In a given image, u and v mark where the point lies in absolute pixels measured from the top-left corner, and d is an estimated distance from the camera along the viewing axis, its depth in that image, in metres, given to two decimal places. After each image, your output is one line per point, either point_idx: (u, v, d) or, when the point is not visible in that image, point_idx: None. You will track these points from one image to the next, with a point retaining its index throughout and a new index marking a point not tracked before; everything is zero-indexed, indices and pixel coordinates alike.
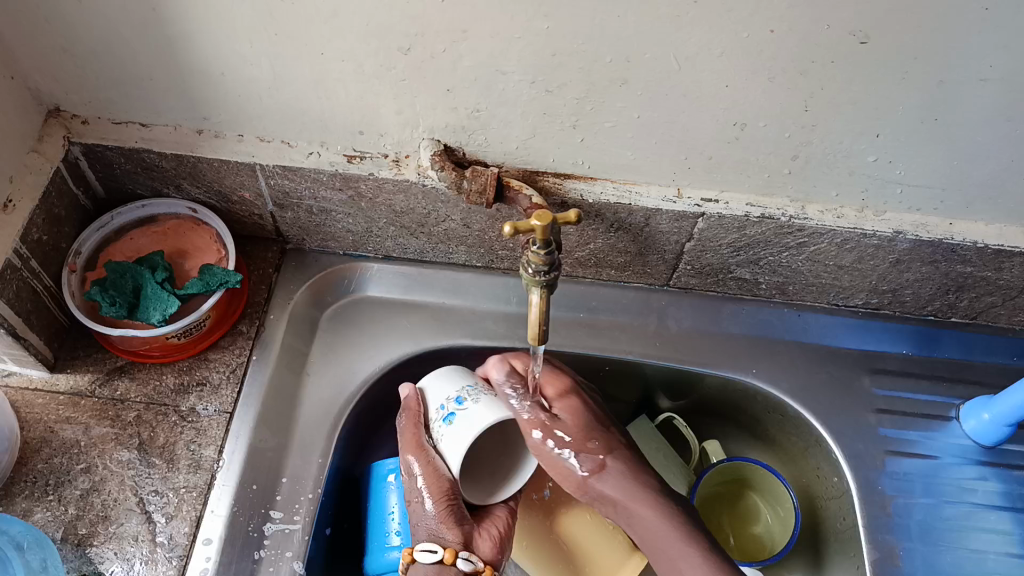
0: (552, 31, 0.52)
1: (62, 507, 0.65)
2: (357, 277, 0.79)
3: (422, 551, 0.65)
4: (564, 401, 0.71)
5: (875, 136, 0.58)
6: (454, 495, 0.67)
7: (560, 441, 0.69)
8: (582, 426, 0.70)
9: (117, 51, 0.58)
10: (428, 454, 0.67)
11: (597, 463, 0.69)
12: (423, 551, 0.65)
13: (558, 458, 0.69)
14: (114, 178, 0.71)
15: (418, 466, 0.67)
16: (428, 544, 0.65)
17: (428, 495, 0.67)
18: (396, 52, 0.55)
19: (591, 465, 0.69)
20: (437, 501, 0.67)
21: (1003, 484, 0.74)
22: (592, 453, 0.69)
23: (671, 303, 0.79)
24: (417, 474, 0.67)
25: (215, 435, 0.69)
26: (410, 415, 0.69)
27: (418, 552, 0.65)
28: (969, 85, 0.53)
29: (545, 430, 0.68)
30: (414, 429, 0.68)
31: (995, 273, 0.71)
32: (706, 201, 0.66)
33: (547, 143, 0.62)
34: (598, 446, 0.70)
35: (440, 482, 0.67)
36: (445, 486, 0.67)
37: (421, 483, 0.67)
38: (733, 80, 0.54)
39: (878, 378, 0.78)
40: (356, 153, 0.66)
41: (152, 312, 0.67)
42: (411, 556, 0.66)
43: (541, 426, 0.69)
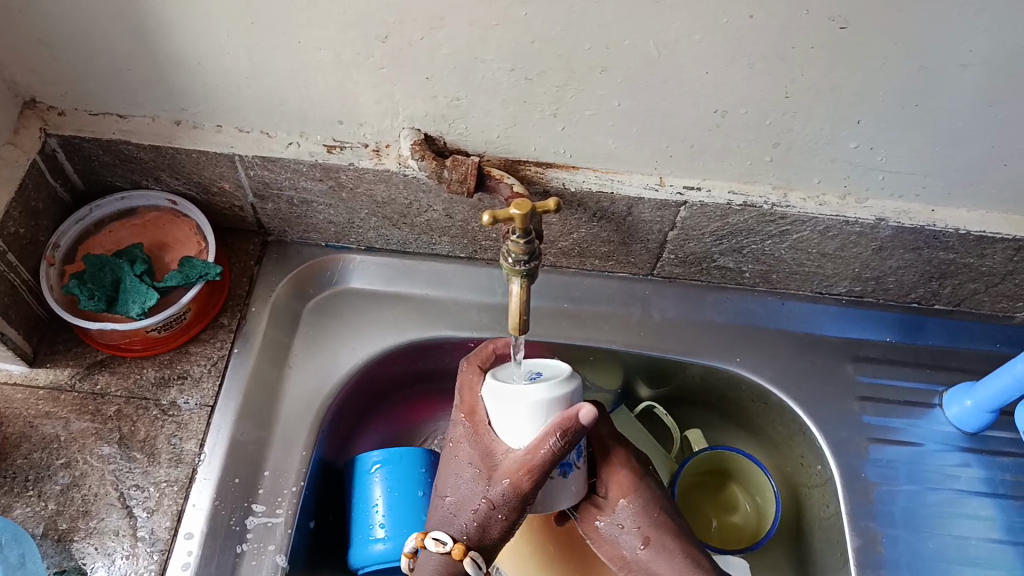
0: (530, 18, 0.52)
1: (42, 502, 0.64)
2: (340, 269, 0.78)
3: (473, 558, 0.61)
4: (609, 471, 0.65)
5: (855, 123, 0.58)
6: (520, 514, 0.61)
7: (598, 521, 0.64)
8: (620, 505, 0.64)
9: (92, 41, 0.57)
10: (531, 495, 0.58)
11: (643, 546, 0.63)
12: (472, 561, 0.61)
13: (599, 538, 0.65)
14: (92, 170, 0.70)
15: (517, 501, 0.59)
16: (480, 558, 0.61)
17: (508, 516, 0.60)
18: (373, 40, 0.55)
19: (636, 544, 0.64)
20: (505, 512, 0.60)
21: (985, 470, 0.74)
22: (634, 533, 0.64)
23: (656, 292, 0.79)
24: (509, 499, 0.59)
25: (197, 428, 0.68)
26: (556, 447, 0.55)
27: (469, 562, 0.60)
28: (947, 70, 0.53)
29: (583, 512, 0.65)
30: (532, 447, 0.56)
31: (978, 260, 0.71)
32: (688, 189, 0.66)
33: (528, 132, 0.62)
34: (638, 528, 0.64)
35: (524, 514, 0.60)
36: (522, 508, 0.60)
37: (505, 512, 0.60)
38: (713, 67, 0.54)
39: (862, 366, 0.78)
40: (336, 143, 0.65)
41: (132, 304, 0.67)
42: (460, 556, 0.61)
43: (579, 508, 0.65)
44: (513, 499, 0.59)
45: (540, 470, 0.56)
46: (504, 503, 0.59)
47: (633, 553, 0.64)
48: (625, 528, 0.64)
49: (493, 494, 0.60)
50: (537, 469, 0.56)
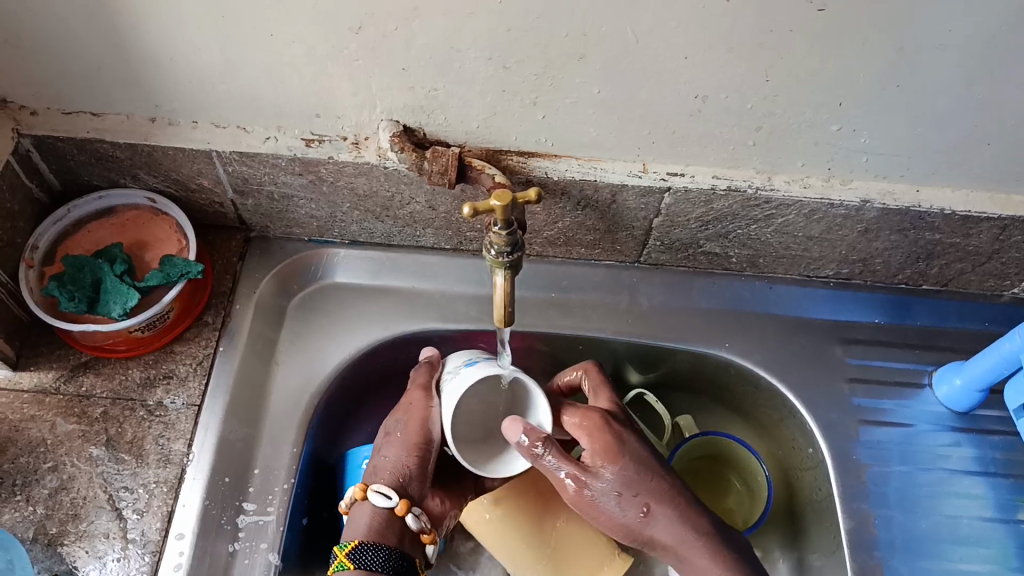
0: (505, 7, 0.51)
1: (30, 507, 0.64)
2: (324, 263, 0.78)
3: (376, 491, 0.62)
4: (598, 442, 0.63)
5: (838, 105, 0.58)
6: (423, 446, 0.65)
7: (591, 492, 0.62)
8: (615, 475, 0.63)
9: (62, 40, 0.56)
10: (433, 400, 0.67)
11: (643, 514, 0.63)
12: (376, 492, 0.62)
13: (594, 505, 0.63)
14: (68, 170, 0.69)
15: (416, 406, 0.67)
16: (383, 487, 0.62)
17: (408, 428, 0.66)
18: (347, 33, 0.54)
19: (636, 514, 0.63)
20: (405, 438, 0.65)
21: (976, 448, 0.74)
22: (633, 504, 0.63)
23: (643, 280, 0.79)
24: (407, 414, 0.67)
25: (184, 428, 0.68)
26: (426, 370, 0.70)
27: (371, 492, 0.62)
28: (930, 50, 0.52)
29: (576, 483, 0.62)
30: (425, 376, 0.69)
31: (964, 239, 0.71)
32: (672, 175, 0.65)
33: (509, 122, 0.61)
34: (637, 497, 0.63)
35: (428, 426, 0.66)
36: (418, 430, 0.66)
37: (402, 429, 0.66)
38: (693, 52, 0.54)
39: (850, 348, 0.78)
40: (315, 137, 0.65)
41: (112, 305, 0.66)
42: (364, 494, 0.62)
43: (570, 480, 0.62)
44: (410, 410, 0.67)
45: (422, 384, 0.68)
46: (404, 418, 0.67)
47: (635, 521, 0.63)
48: (623, 496, 0.63)
49: (395, 420, 0.67)
50: (421, 381, 0.69)
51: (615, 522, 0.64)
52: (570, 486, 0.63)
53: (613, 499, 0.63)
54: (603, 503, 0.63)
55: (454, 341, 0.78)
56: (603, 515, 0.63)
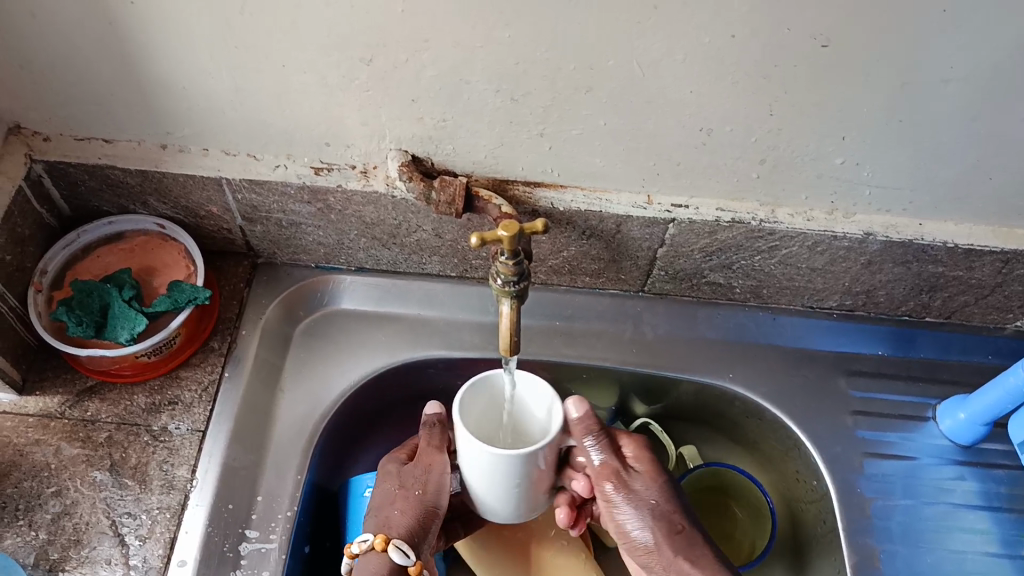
0: (513, 40, 0.52)
1: (33, 532, 0.64)
2: (330, 290, 0.78)
3: (395, 549, 0.62)
4: (640, 453, 0.67)
5: (841, 139, 0.58)
6: (436, 507, 0.66)
7: (627, 495, 0.64)
8: (653, 486, 0.65)
9: (78, 68, 0.57)
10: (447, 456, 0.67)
11: (671, 532, 0.64)
12: (397, 548, 0.62)
13: (625, 513, 0.64)
14: (78, 196, 0.70)
15: (436, 464, 0.66)
16: (404, 544, 0.63)
17: (425, 488, 0.66)
18: (358, 63, 0.55)
19: (659, 533, 0.64)
20: (421, 494, 0.66)
21: (980, 483, 0.74)
22: (661, 522, 0.64)
23: (647, 309, 0.79)
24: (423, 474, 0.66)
25: (188, 454, 0.68)
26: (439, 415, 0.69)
27: (394, 547, 0.62)
28: (930, 86, 0.53)
29: (616, 482, 0.64)
30: (440, 429, 0.68)
31: (967, 272, 0.71)
32: (677, 206, 0.66)
33: (515, 152, 0.62)
34: (669, 513, 0.64)
35: (443, 489, 0.66)
36: (436, 489, 0.66)
37: (421, 486, 0.66)
38: (698, 86, 0.54)
39: (854, 380, 0.78)
40: (323, 165, 0.65)
41: (120, 330, 0.66)
42: (384, 546, 0.62)
43: (610, 478, 0.64)
44: (430, 467, 0.67)
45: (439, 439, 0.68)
46: (420, 476, 0.66)
47: (664, 537, 0.63)
48: (653, 507, 0.64)
49: (411, 473, 0.67)
50: (440, 436, 0.68)
51: (634, 536, 0.64)
52: (609, 486, 0.64)
53: (643, 510, 0.64)
54: (630, 513, 0.64)
55: (458, 369, 0.78)
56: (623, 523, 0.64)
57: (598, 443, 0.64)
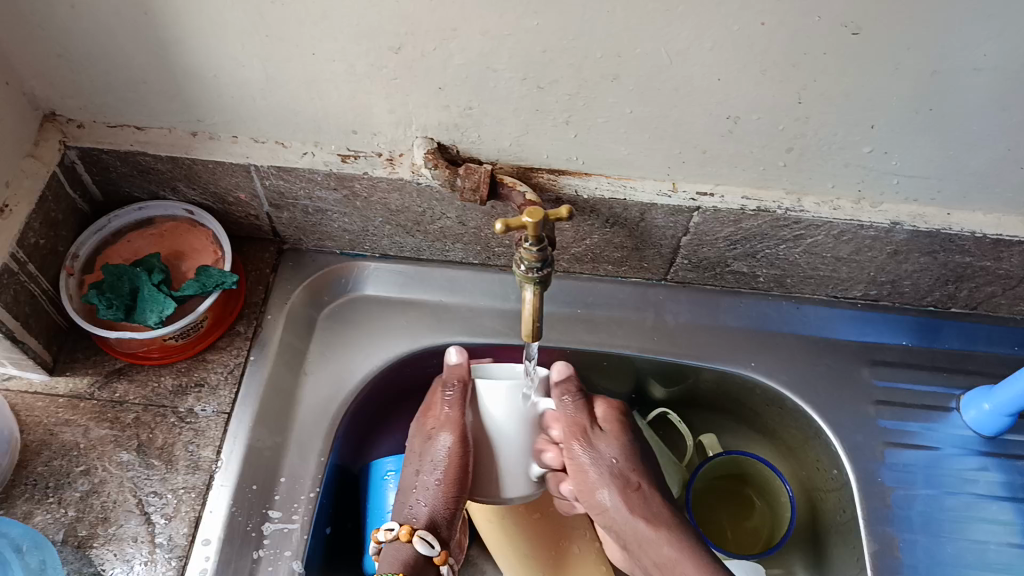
0: (542, 28, 0.52)
1: (62, 509, 0.65)
2: (354, 276, 0.79)
3: (422, 540, 0.65)
4: (608, 419, 0.72)
5: (869, 128, 0.58)
6: (462, 491, 0.67)
7: (590, 453, 0.69)
8: (615, 448, 0.70)
9: (109, 54, 0.58)
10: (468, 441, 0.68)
11: (630, 492, 0.68)
12: (422, 540, 0.65)
13: (585, 472, 0.69)
14: (110, 181, 0.71)
15: (455, 451, 0.67)
16: (430, 535, 0.65)
17: (449, 476, 0.67)
18: (386, 51, 0.55)
19: (619, 491, 0.68)
20: (445, 482, 0.67)
21: (1004, 474, 0.74)
22: (621, 480, 0.69)
23: (670, 297, 0.79)
24: (448, 458, 0.67)
25: (213, 436, 0.69)
26: (461, 390, 0.69)
27: (418, 541, 0.65)
28: (962, 75, 0.53)
29: (581, 439, 0.70)
30: (458, 412, 0.69)
31: (995, 263, 0.70)
32: (701, 195, 0.66)
33: (540, 140, 0.62)
34: (629, 474, 0.69)
35: (465, 475, 0.67)
36: (461, 475, 0.67)
37: (444, 475, 0.67)
38: (725, 74, 0.54)
39: (877, 370, 0.78)
40: (350, 152, 0.66)
41: (149, 313, 0.67)
42: (410, 538, 0.65)
43: (576, 436, 0.70)
44: (448, 455, 0.67)
45: (456, 422, 0.69)
46: (443, 462, 0.67)
47: (623, 496, 0.68)
48: (611, 467, 0.69)
49: (432, 462, 0.68)
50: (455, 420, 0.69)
51: (592, 494, 0.69)
52: (576, 445, 0.69)
53: (602, 468, 0.69)
54: (591, 470, 0.69)
55: (480, 355, 0.78)
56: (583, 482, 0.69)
57: (569, 399, 0.71)
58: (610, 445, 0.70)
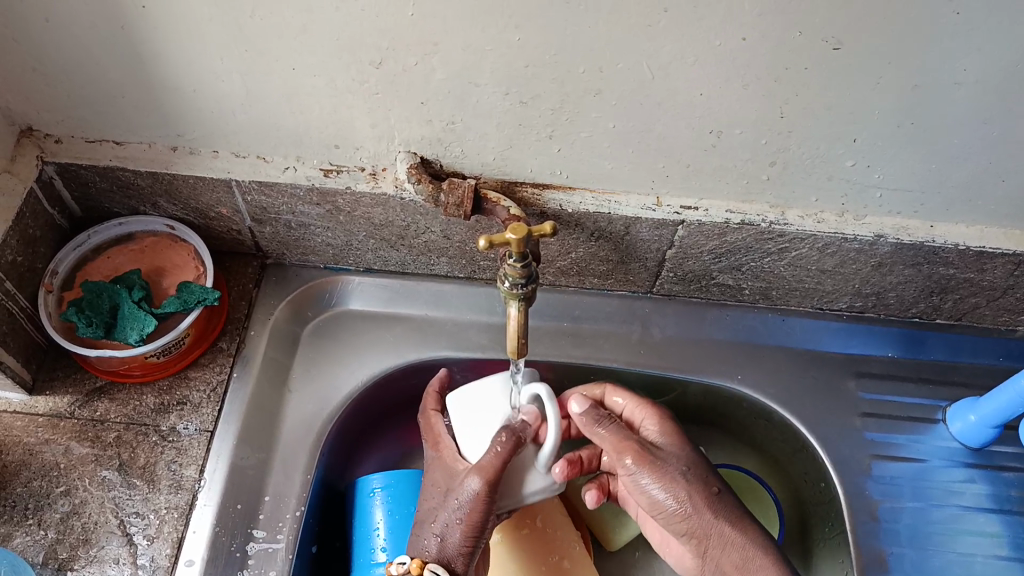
0: (524, 43, 0.52)
1: (42, 531, 0.64)
2: (338, 290, 0.78)
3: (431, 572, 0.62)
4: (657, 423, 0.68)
5: (852, 141, 0.58)
6: (484, 534, 0.64)
7: (648, 468, 0.64)
8: (679, 453, 0.66)
9: (88, 70, 0.58)
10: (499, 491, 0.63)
11: (705, 497, 0.64)
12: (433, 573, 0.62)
13: (652, 484, 0.64)
14: (89, 197, 0.70)
15: (484, 496, 0.63)
16: (440, 568, 0.62)
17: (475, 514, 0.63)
18: (368, 66, 0.55)
19: (690, 497, 0.64)
20: (468, 523, 0.63)
21: (990, 486, 0.74)
22: (690, 487, 0.64)
23: (655, 310, 0.79)
24: (475, 503, 0.63)
25: (196, 454, 0.68)
26: (512, 442, 0.64)
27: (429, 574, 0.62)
28: (944, 89, 0.53)
29: (638, 456, 0.65)
30: (501, 459, 0.63)
31: (978, 274, 0.71)
32: (686, 208, 0.66)
33: (524, 154, 0.62)
34: (701, 475, 0.65)
35: (489, 519, 0.63)
36: (484, 520, 0.63)
37: (467, 517, 0.63)
38: (708, 88, 0.54)
39: (863, 382, 0.78)
40: (333, 167, 0.65)
41: (129, 331, 0.66)
42: (420, 571, 0.63)
43: (630, 455, 0.65)
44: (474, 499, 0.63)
45: (496, 469, 0.63)
46: (469, 502, 0.63)
47: (700, 499, 0.64)
48: (678, 477, 0.64)
49: (455, 503, 0.64)
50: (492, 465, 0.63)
51: (666, 506, 0.64)
52: (629, 461, 0.65)
53: (670, 483, 0.64)
54: (658, 484, 0.64)
55: (466, 370, 0.78)
56: (649, 497, 0.65)
57: (605, 420, 0.67)
58: (670, 458, 0.65)
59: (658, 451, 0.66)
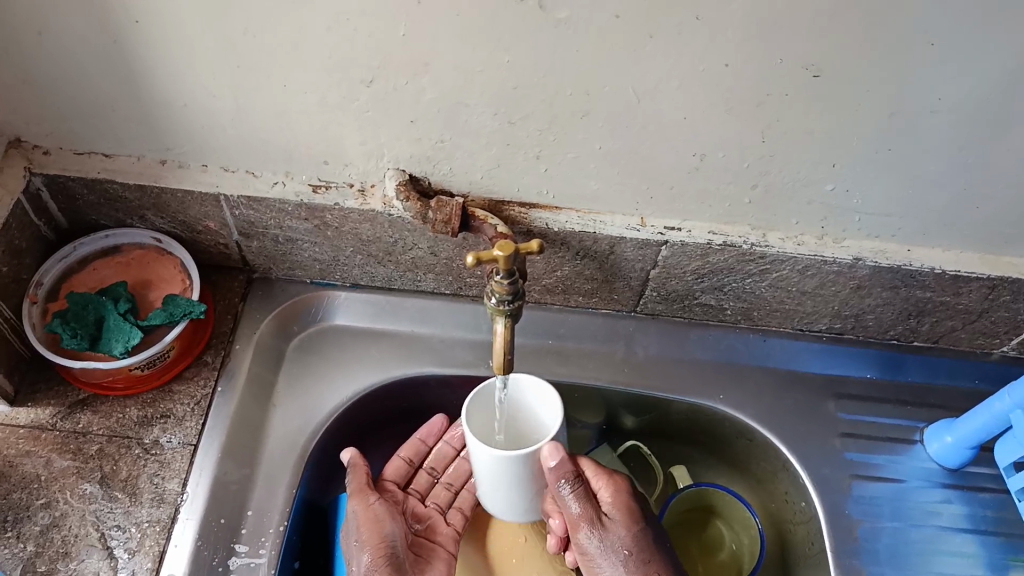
0: (512, 64, 0.53)
1: (21, 543, 0.63)
2: (325, 305, 0.78)
3: None
4: (611, 487, 0.66)
5: (831, 166, 0.60)
6: (390, 545, 0.65)
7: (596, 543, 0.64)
8: (632, 532, 0.65)
9: (79, 83, 0.58)
10: (371, 497, 0.67)
11: None
12: None
13: (599, 561, 0.65)
14: (76, 209, 0.70)
15: (363, 509, 0.66)
16: None
17: (371, 526, 0.65)
18: (359, 84, 0.56)
19: None
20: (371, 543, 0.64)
21: (967, 507, 0.75)
22: (635, 571, 0.64)
23: (639, 329, 0.80)
24: (359, 516, 0.66)
25: (179, 468, 0.68)
26: (358, 465, 0.69)
27: None
28: (919, 116, 0.55)
29: (592, 530, 0.64)
30: (361, 474, 0.69)
31: (954, 298, 0.72)
32: (669, 229, 0.67)
33: (511, 174, 0.63)
34: (648, 561, 0.65)
35: (387, 532, 0.65)
36: (380, 530, 0.65)
37: (363, 534, 0.65)
38: (692, 112, 0.56)
39: (843, 403, 0.79)
40: (321, 184, 0.66)
41: (114, 343, 0.66)
42: None
43: (585, 525, 0.64)
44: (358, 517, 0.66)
45: (361, 483, 0.68)
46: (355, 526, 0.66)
47: None
48: (622, 559, 0.64)
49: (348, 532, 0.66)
50: (359, 481, 0.69)
51: None
52: (582, 532, 0.64)
53: (616, 564, 0.64)
54: (607, 561, 0.64)
55: (450, 386, 0.78)
56: (593, 570, 0.65)
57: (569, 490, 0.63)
58: (620, 537, 0.64)
59: (610, 526, 0.65)
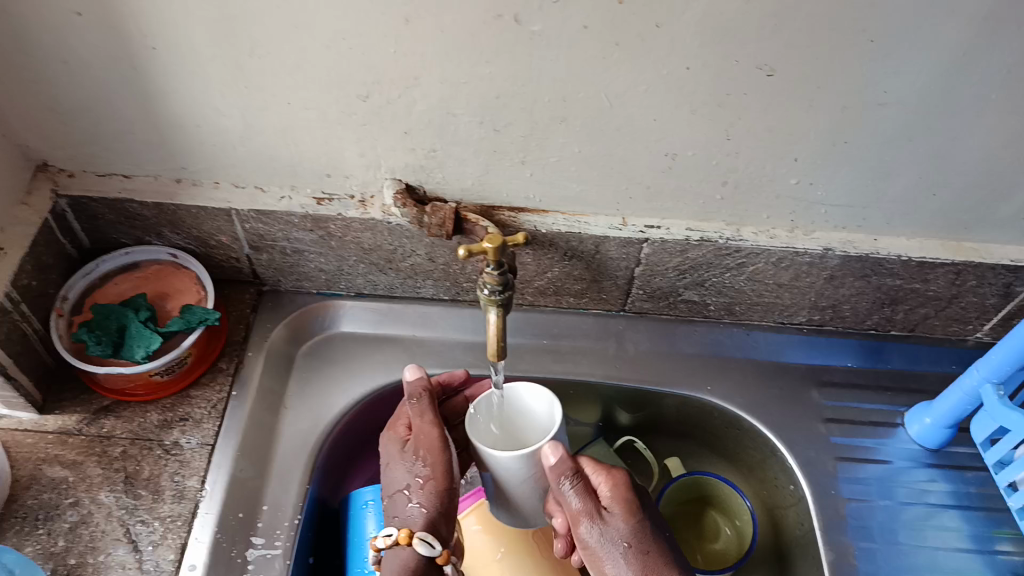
0: (494, 76, 0.59)
1: (51, 540, 0.67)
2: (331, 314, 0.83)
3: (422, 543, 0.64)
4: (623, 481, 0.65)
5: (793, 159, 0.64)
6: (447, 477, 0.66)
7: (600, 535, 0.65)
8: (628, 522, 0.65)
9: (103, 109, 0.64)
10: (439, 428, 0.68)
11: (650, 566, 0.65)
12: (423, 542, 0.64)
13: (603, 548, 0.65)
14: (99, 229, 0.76)
15: (433, 445, 0.67)
16: (428, 535, 0.64)
17: (436, 477, 0.66)
18: (356, 100, 0.61)
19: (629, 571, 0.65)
20: (428, 479, 0.66)
21: (951, 484, 0.78)
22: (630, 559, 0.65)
23: (629, 327, 0.84)
24: (428, 451, 0.67)
25: (198, 466, 0.72)
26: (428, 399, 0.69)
27: (418, 543, 0.63)
28: (871, 108, 0.59)
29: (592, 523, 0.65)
30: (429, 412, 0.68)
31: (923, 284, 0.76)
32: (649, 227, 0.72)
33: (500, 180, 0.68)
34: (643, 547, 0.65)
35: (450, 469, 0.66)
36: (444, 463, 0.66)
37: (429, 470, 0.66)
38: (660, 114, 0.61)
39: (825, 390, 0.83)
40: (325, 196, 0.71)
41: (136, 349, 0.71)
42: (409, 540, 0.64)
43: (585, 519, 0.65)
44: (425, 448, 0.67)
45: (425, 417, 0.68)
46: (421, 462, 0.66)
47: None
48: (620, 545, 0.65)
49: (414, 461, 0.67)
50: (428, 416, 0.68)
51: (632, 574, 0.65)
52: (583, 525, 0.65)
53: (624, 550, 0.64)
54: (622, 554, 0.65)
55: None
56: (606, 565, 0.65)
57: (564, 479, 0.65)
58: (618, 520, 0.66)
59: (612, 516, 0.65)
